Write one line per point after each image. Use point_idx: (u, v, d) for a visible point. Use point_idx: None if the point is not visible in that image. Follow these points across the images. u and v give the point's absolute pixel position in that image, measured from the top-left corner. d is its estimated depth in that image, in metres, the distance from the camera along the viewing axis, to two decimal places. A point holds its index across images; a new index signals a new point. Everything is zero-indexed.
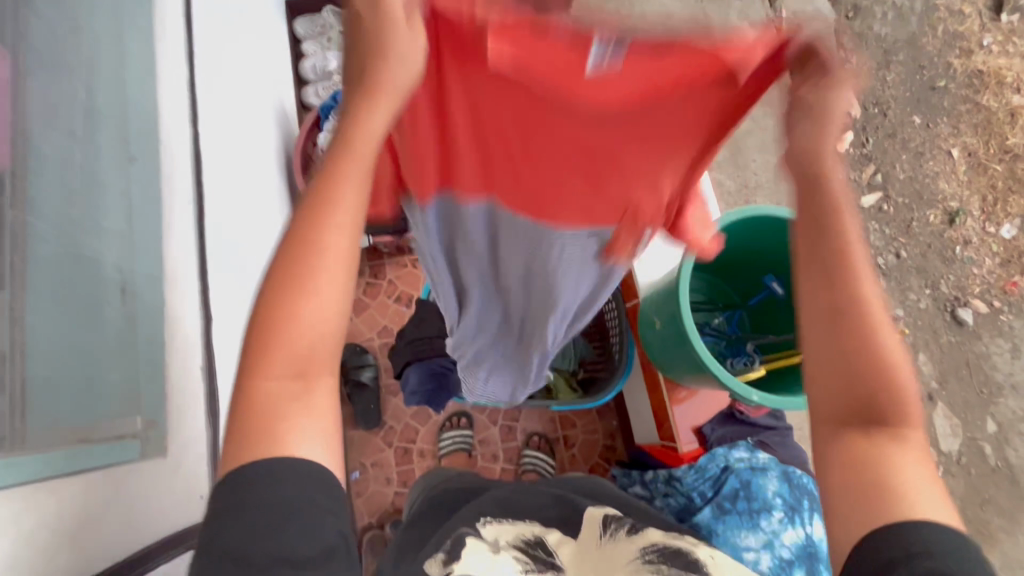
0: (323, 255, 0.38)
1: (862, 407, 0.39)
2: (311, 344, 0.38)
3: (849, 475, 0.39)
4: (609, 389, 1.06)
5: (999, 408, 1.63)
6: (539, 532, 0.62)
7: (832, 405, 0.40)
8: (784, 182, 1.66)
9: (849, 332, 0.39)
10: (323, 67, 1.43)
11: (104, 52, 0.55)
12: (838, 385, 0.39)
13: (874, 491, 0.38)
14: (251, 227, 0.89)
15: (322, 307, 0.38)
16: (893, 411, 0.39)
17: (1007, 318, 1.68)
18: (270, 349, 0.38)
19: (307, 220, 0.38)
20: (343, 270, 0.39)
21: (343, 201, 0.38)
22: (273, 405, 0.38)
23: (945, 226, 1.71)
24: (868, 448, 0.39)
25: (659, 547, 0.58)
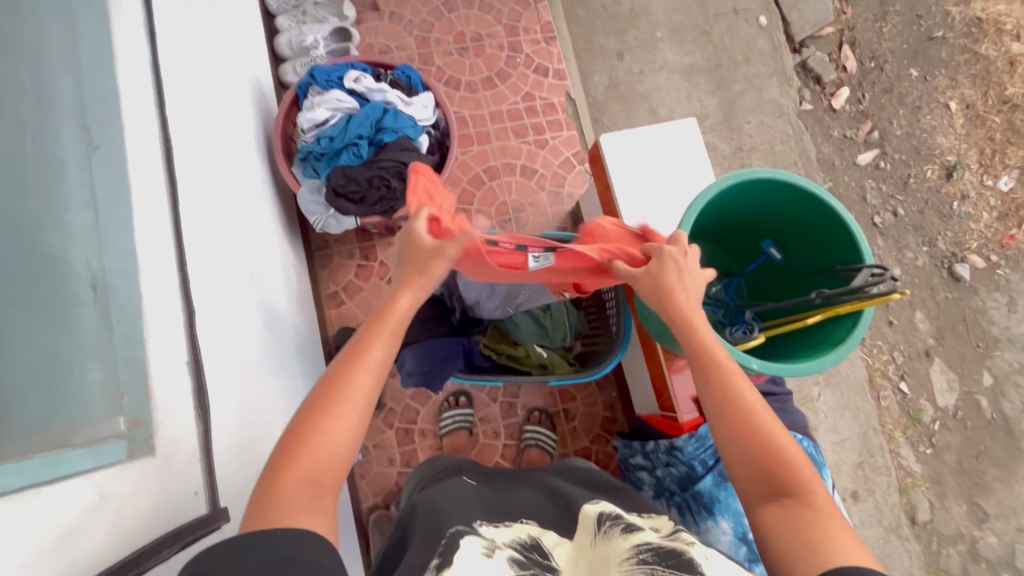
0: (350, 391, 0.55)
1: (776, 481, 0.57)
2: (330, 460, 0.52)
3: (790, 536, 0.53)
4: (607, 362, 1.05)
5: (996, 362, 1.63)
6: (535, 533, 0.59)
7: (746, 472, 0.59)
8: (779, 143, 1.63)
9: (741, 429, 0.60)
10: (299, 42, 1.37)
11: (55, 34, 0.51)
12: (754, 469, 0.58)
13: (805, 543, 0.52)
14: (231, 213, 0.86)
15: (343, 431, 0.53)
16: (798, 479, 0.56)
17: (1004, 272, 1.67)
18: (298, 458, 0.51)
19: (341, 369, 0.56)
20: (361, 407, 0.55)
21: (370, 361, 0.57)
22: (290, 499, 0.49)
23: (942, 181, 1.69)
24: (795, 513, 0.55)
25: (653, 545, 0.53)
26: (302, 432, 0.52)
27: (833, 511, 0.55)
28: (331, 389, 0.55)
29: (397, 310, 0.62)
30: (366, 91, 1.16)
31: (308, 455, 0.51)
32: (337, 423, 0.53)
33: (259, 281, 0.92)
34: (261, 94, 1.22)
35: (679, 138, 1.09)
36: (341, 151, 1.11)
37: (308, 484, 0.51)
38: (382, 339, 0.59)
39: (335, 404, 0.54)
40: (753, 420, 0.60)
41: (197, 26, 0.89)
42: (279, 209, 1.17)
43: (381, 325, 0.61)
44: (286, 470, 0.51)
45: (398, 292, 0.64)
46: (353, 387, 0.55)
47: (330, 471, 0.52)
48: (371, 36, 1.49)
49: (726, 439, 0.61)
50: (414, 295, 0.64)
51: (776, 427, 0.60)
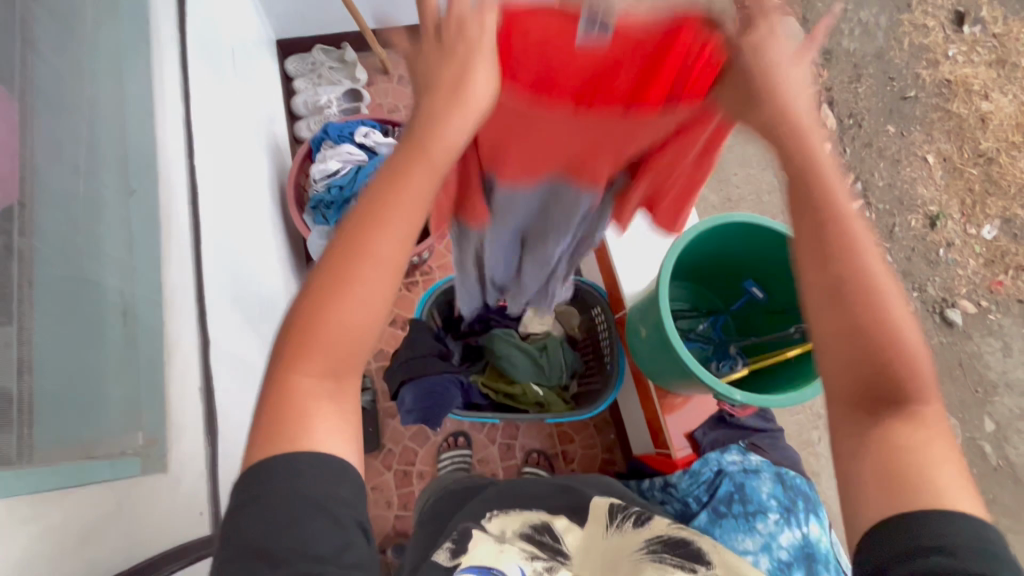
0: (366, 266, 0.42)
1: (884, 380, 0.40)
2: (350, 346, 0.42)
3: (901, 455, 0.40)
4: (603, 399, 1.08)
5: (996, 407, 1.64)
6: (547, 517, 0.69)
7: (858, 374, 0.40)
8: (766, 193, 1.72)
9: (860, 311, 0.40)
10: (314, 103, 1.50)
11: (105, 92, 0.59)
12: (867, 362, 0.40)
13: (900, 484, 0.39)
14: (244, 251, 0.93)
15: (360, 312, 0.42)
16: (914, 382, 0.40)
17: (996, 316, 1.71)
18: (308, 348, 0.42)
19: (359, 234, 0.42)
20: (383, 283, 0.42)
21: (392, 218, 0.43)
22: (305, 400, 0.42)
23: (927, 229, 1.76)
24: (908, 427, 0.40)
25: (663, 536, 0.65)
26: (310, 317, 0.42)
27: (935, 424, 0.40)
28: (342, 260, 0.42)
29: (437, 148, 0.44)
30: (374, 145, 1.27)
31: (318, 347, 0.42)
32: (353, 306, 0.42)
33: (266, 316, 0.97)
34: (277, 147, 1.32)
35: None
36: (349, 199, 1.19)
37: (325, 380, 0.42)
38: (414, 184, 0.43)
39: (346, 284, 0.42)
40: (875, 305, 0.40)
41: (223, 87, 0.99)
42: (289, 252, 1.24)
43: (409, 163, 0.44)
44: (297, 364, 0.42)
45: (441, 112, 0.45)
46: (369, 262, 0.42)
47: (352, 357, 0.43)
48: (381, 97, 1.62)
49: (821, 331, 0.42)
50: (465, 123, 0.45)
51: (905, 316, 0.41)
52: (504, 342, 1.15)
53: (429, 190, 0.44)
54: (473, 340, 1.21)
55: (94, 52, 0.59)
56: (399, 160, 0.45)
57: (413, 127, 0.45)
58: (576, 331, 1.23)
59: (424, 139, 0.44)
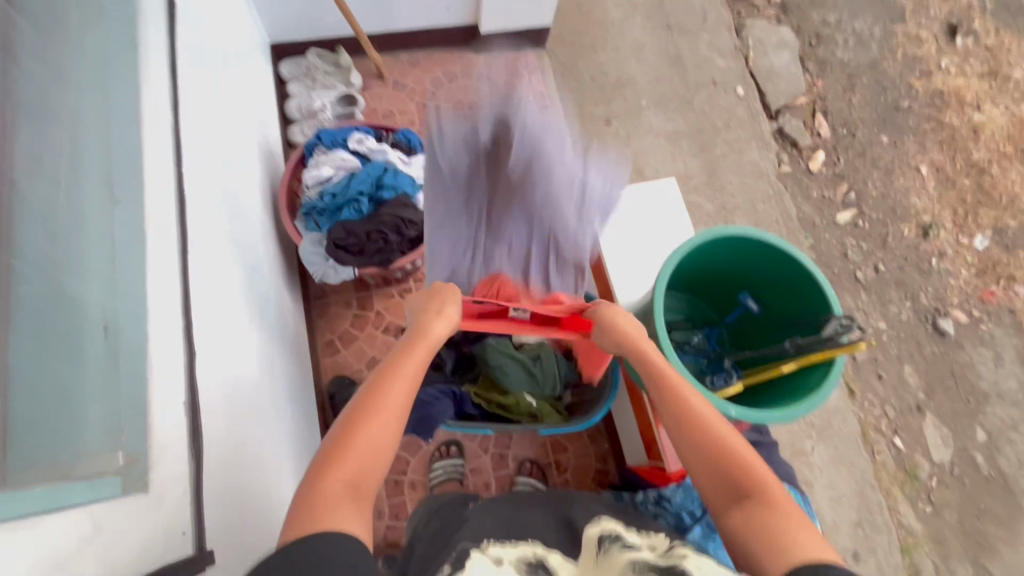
0: (387, 404, 0.62)
1: (734, 487, 0.62)
2: (370, 463, 0.58)
3: (755, 533, 0.58)
4: (597, 412, 1.08)
5: (988, 417, 1.65)
6: (541, 553, 0.61)
7: (719, 489, 0.63)
8: (761, 202, 1.73)
9: (704, 448, 0.66)
10: (308, 106, 1.50)
11: (89, 102, 0.57)
12: (717, 477, 0.64)
13: (772, 543, 0.56)
14: (234, 258, 0.91)
15: (380, 431, 0.60)
16: (752, 479, 0.62)
17: (987, 326, 1.72)
18: (343, 459, 0.57)
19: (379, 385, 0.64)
20: (398, 418, 0.62)
21: (406, 372, 0.66)
22: (331, 499, 0.54)
23: (920, 239, 1.77)
24: (758, 514, 0.59)
25: (649, 565, 0.55)
26: (342, 441, 0.58)
27: (789, 506, 0.59)
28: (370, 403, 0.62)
29: (435, 327, 0.73)
30: (368, 151, 1.25)
31: (349, 457, 0.57)
32: (377, 430, 0.60)
33: (255, 325, 0.95)
34: (269, 153, 1.31)
35: (663, 200, 1.19)
36: (343, 206, 1.18)
37: (348, 485, 0.56)
38: (417, 354, 0.69)
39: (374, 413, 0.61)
40: (712, 437, 0.66)
41: (215, 95, 0.98)
42: (281, 259, 1.23)
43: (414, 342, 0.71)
44: (330, 472, 0.56)
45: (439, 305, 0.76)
46: (390, 401, 0.62)
47: (368, 476, 0.58)
48: (376, 102, 1.62)
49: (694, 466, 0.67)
50: (447, 321, 0.74)
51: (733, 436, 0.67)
52: (496, 351, 1.14)
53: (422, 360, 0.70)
54: (466, 349, 1.19)
55: (79, 61, 0.57)
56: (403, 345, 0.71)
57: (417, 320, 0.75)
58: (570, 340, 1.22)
59: (423, 325, 0.73)
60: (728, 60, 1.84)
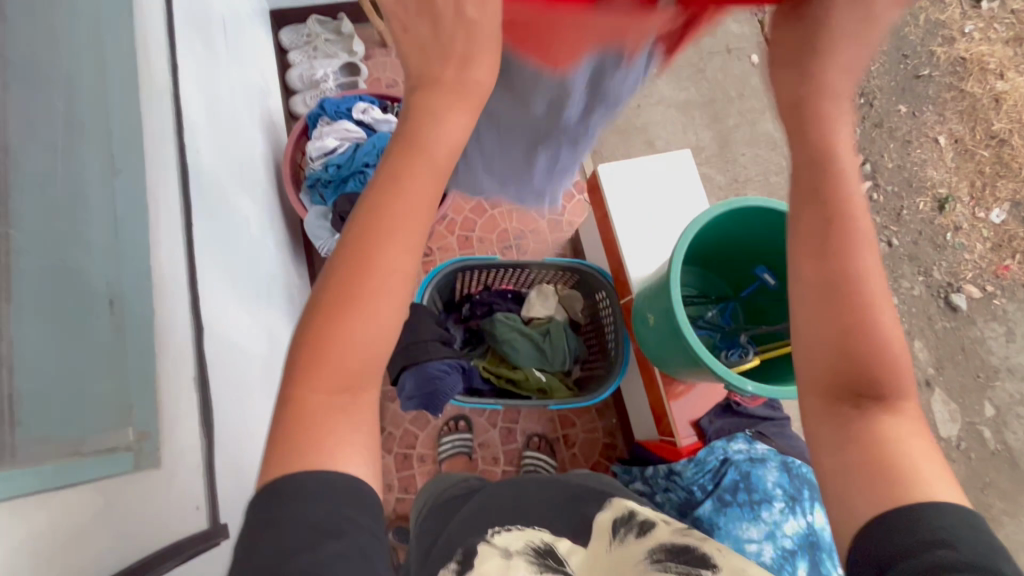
0: (377, 273, 0.42)
1: (866, 383, 0.42)
2: (363, 362, 0.42)
3: (868, 453, 0.41)
4: (608, 384, 1.07)
5: (997, 392, 1.64)
6: (548, 539, 0.63)
7: (842, 377, 0.42)
8: (774, 175, 1.69)
9: (845, 319, 0.42)
10: (310, 76, 1.48)
11: (84, 65, 0.55)
12: (842, 363, 0.42)
13: (877, 472, 0.40)
14: (239, 231, 0.90)
15: (373, 315, 0.42)
16: (896, 382, 0.42)
17: (1000, 302, 1.69)
18: (320, 360, 0.41)
19: (367, 236, 0.42)
20: (398, 286, 0.42)
21: (403, 215, 0.43)
22: (315, 416, 0.41)
23: (935, 213, 1.73)
24: (882, 428, 0.41)
25: (665, 545, 0.57)
26: (320, 335, 0.41)
27: (915, 424, 0.42)
28: (353, 264, 0.42)
29: (435, 142, 0.44)
30: (373, 122, 1.21)
31: (335, 357, 0.41)
32: (369, 315, 0.41)
33: (262, 299, 0.94)
34: (272, 124, 1.28)
35: (677, 172, 1.16)
36: (348, 178, 1.15)
37: (335, 394, 0.42)
38: (416, 176, 0.43)
39: (362, 289, 0.41)
40: (864, 306, 0.42)
41: (214, 63, 0.94)
42: (286, 233, 1.21)
43: (409, 160, 0.43)
44: (307, 380, 0.41)
45: (441, 104, 0.44)
46: (381, 267, 0.42)
47: (365, 373, 0.42)
48: (379, 71, 1.59)
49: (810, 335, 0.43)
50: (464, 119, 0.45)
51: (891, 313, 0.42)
52: (505, 326, 1.15)
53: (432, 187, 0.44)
54: (475, 324, 1.20)
55: (73, 19, 0.54)
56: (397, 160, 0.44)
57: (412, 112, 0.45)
58: (579, 315, 1.21)
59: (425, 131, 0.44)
60: (743, 26, 1.77)
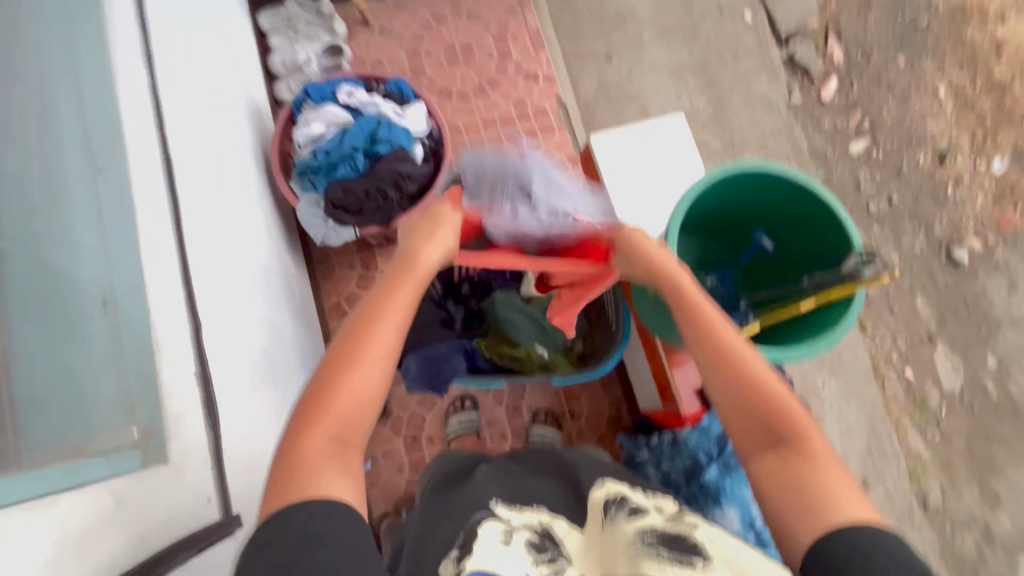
0: (374, 344, 0.58)
1: (772, 430, 0.61)
2: (355, 415, 0.56)
3: (792, 483, 0.57)
4: (610, 357, 1.07)
5: (999, 344, 1.64)
6: (546, 521, 0.63)
7: (748, 427, 0.62)
8: (770, 137, 1.67)
9: (730, 376, 0.64)
10: (293, 60, 1.44)
11: (55, 66, 0.55)
12: (744, 413, 0.63)
13: (805, 494, 0.55)
14: (231, 222, 0.89)
15: (366, 378, 0.57)
16: (793, 425, 0.60)
17: (1003, 254, 1.68)
18: (323, 411, 0.55)
19: (368, 318, 0.60)
20: (386, 358, 0.59)
21: (394, 307, 0.62)
22: (313, 460, 0.52)
23: (936, 166, 1.70)
24: (798, 464, 0.57)
25: (658, 530, 0.57)
26: (324, 396, 0.55)
27: (828, 458, 0.58)
28: (352, 342, 0.58)
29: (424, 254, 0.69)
30: (359, 105, 1.19)
31: (334, 410, 0.55)
32: (363, 375, 0.57)
33: (259, 290, 0.94)
34: (258, 112, 1.26)
35: (673, 138, 1.14)
36: (337, 163, 1.13)
37: (332, 443, 0.54)
38: (407, 282, 0.65)
39: (359, 356, 0.57)
40: (737, 365, 0.65)
41: (193, 55, 0.92)
42: (280, 223, 1.21)
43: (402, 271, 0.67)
44: (311, 429, 0.54)
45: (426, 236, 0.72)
46: (376, 342, 0.58)
47: (354, 430, 0.56)
48: (363, 51, 1.60)
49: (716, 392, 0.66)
50: (440, 247, 0.71)
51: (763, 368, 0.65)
52: (505, 304, 1.14)
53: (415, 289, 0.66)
54: (474, 304, 1.18)
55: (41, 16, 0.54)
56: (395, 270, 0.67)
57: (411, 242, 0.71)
58: None
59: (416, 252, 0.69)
60: None
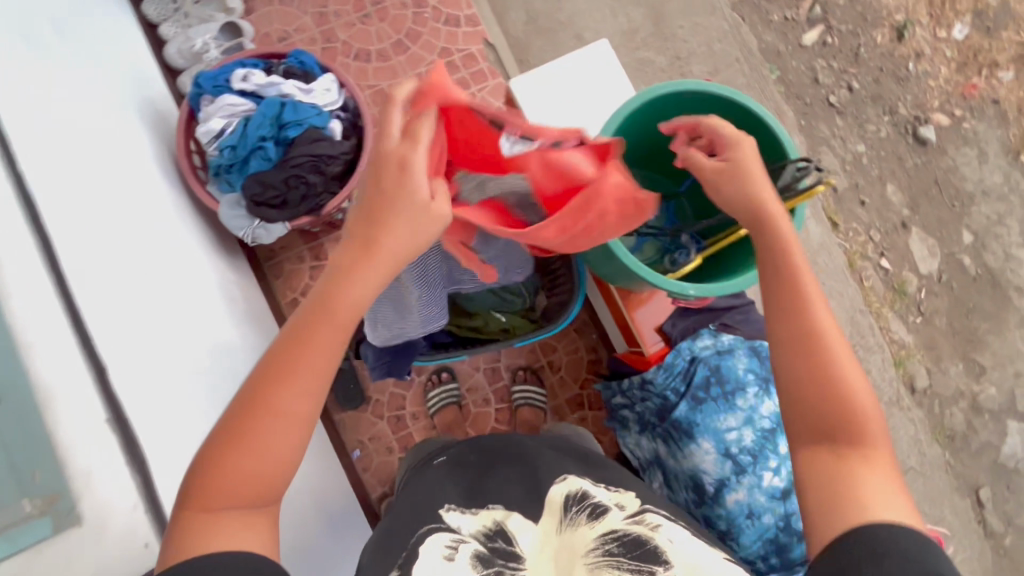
0: (274, 418, 0.53)
1: (848, 440, 0.57)
2: (254, 491, 0.54)
3: (830, 479, 0.56)
4: (569, 313, 1.06)
5: (973, 217, 1.61)
6: (500, 518, 0.65)
7: (825, 442, 0.58)
8: (717, 43, 1.57)
9: (818, 382, 0.58)
10: (189, 49, 1.32)
11: None
12: (819, 422, 0.58)
13: (838, 493, 0.55)
14: (142, 249, 0.85)
15: (261, 456, 0.53)
16: (864, 439, 0.57)
17: (971, 124, 1.62)
18: (213, 491, 0.52)
19: (265, 388, 0.54)
20: (284, 433, 0.54)
21: (297, 374, 0.54)
22: (206, 530, 0.52)
23: (895, 44, 1.61)
24: (850, 463, 0.56)
25: (619, 536, 0.60)
26: (212, 475, 0.53)
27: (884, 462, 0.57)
28: (248, 416, 0.53)
29: (343, 299, 0.55)
30: (259, 88, 1.09)
31: (222, 490, 0.53)
32: (256, 454, 0.53)
33: (192, 311, 0.91)
34: (159, 115, 1.17)
35: (599, 68, 1.06)
36: (248, 158, 1.06)
37: (234, 514, 0.53)
38: (320, 337, 0.55)
39: (251, 434, 0.53)
40: (832, 370, 0.57)
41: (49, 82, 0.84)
42: (208, 231, 1.14)
43: (317, 320, 0.55)
44: (206, 504, 0.53)
45: (353, 269, 0.55)
46: (274, 415, 0.53)
47: (257, 500, 0.54)
48: (266, 24, 1.47)
49: (794, 394, 0.59)
50: (369, 285, 0.55)
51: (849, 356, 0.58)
52: None
53: (331, 344, 0.55)
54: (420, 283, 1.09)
55: None
56: (309, 317, 0.55)
57: (333, 275, 0.56)
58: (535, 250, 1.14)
59: (336, 296, 0.55)
60: None
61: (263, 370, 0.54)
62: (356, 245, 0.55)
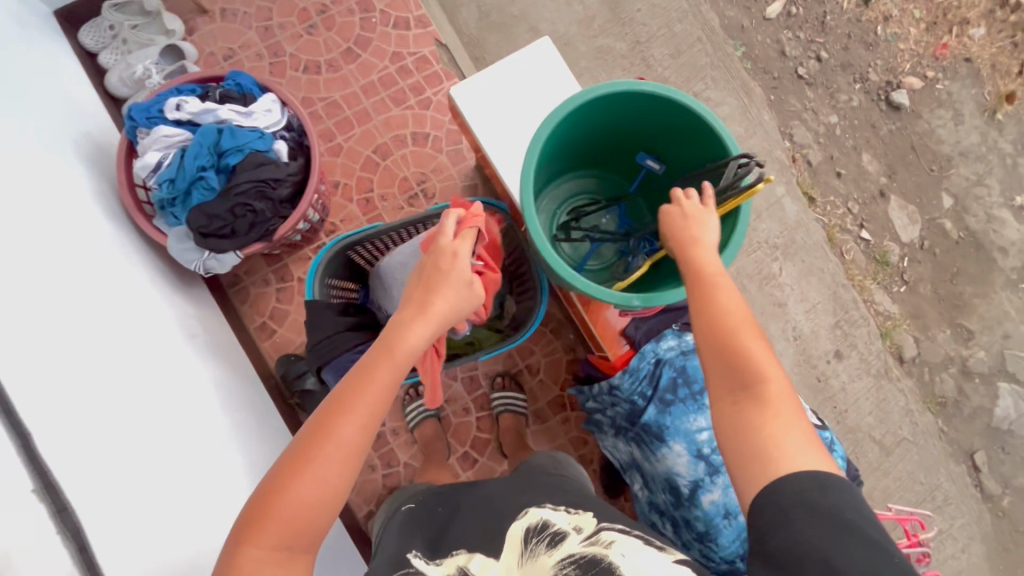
0: (332, 446, 0.56)
1: (758, 395, 0.57)
2: (302, 525, 0.55)
3: (740, 437, 0.56)
4: (530, 323, 1.02)
5: (953, 180, 1.58)
6: (464, 563, 0.63)
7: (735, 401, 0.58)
8: (677, 24, 1.53)
9: (724, 352, 0.60)
10: (131, 76, 1.28)
11: None
12: (731, 381, 0.59)
13: (749, 453, 0.55)
14: (82, 297, 0.83)
15: (316, 485, 0.56)
16: (774, 395, 0.57)
17: (944, 85, 1.58)
18: (267, 521, 0.54)
19: (328, 418, 0.58)
20: (341, 464, 0.57)
21: (359, 409, 0.58)
22: (250, 566, 0.53)
23: (861, 9, 1.57)
24: (759, 416, 0.56)
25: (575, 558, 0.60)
26: (267, 505, 0.55)
27: (792, 410, 0.56)
28: (310, 443, 0.57)
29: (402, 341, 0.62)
30: (195, 116, 1.06)
31: (274, 522, 0.54)
32: (313, 483, 0.56)
33: (144, 355, 0.89)
34: (101, 150, 1.13)
35: (543, 66, 1.02)
36: (189, 190, 1.03)
37: (276, 551, 0.54)
38: (379, 374, 0.60)
39: (310, 462, 0.56)
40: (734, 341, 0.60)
41: None
42: (161, 265, 1.12)
43: (381, 358, 0.61)
44: (254, 539, 0.54)
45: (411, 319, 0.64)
46: (334, 444, 0.57)
47: (302, 536, 0.56)
48: (210, 43, 1.42)
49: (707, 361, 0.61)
50: (427, 327, 0.64)
51: (739, 316, 0.61)
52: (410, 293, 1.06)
53: (388, 383, 0.61)
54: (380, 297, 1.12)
55: None
56: (373, 356, 0.62)
57: (401, 322, 0.64)
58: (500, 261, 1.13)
59: (400, 339, 0.62)
60: None
61: (327, 403, 0.59)
62: (418, 302, 0.65)
